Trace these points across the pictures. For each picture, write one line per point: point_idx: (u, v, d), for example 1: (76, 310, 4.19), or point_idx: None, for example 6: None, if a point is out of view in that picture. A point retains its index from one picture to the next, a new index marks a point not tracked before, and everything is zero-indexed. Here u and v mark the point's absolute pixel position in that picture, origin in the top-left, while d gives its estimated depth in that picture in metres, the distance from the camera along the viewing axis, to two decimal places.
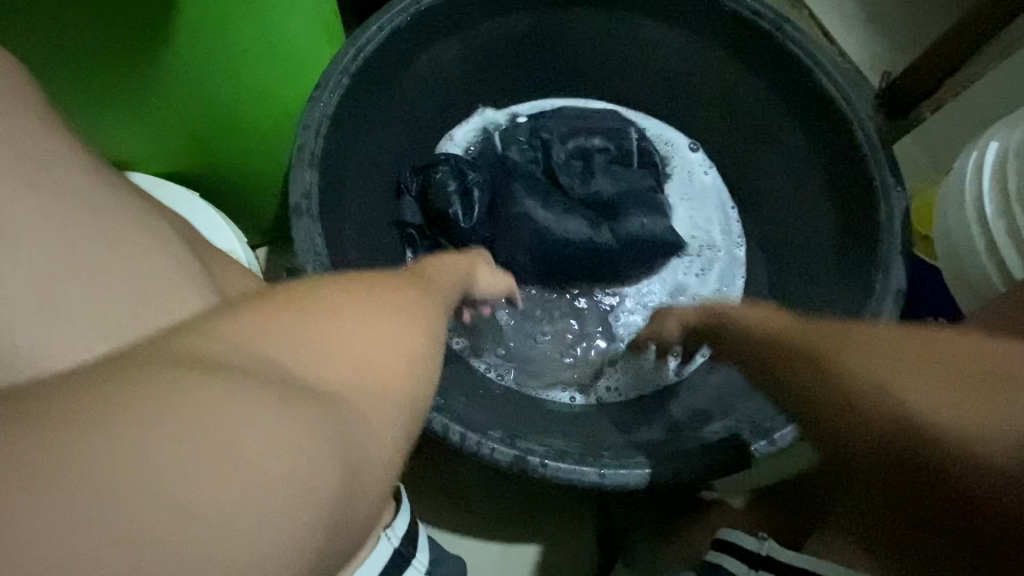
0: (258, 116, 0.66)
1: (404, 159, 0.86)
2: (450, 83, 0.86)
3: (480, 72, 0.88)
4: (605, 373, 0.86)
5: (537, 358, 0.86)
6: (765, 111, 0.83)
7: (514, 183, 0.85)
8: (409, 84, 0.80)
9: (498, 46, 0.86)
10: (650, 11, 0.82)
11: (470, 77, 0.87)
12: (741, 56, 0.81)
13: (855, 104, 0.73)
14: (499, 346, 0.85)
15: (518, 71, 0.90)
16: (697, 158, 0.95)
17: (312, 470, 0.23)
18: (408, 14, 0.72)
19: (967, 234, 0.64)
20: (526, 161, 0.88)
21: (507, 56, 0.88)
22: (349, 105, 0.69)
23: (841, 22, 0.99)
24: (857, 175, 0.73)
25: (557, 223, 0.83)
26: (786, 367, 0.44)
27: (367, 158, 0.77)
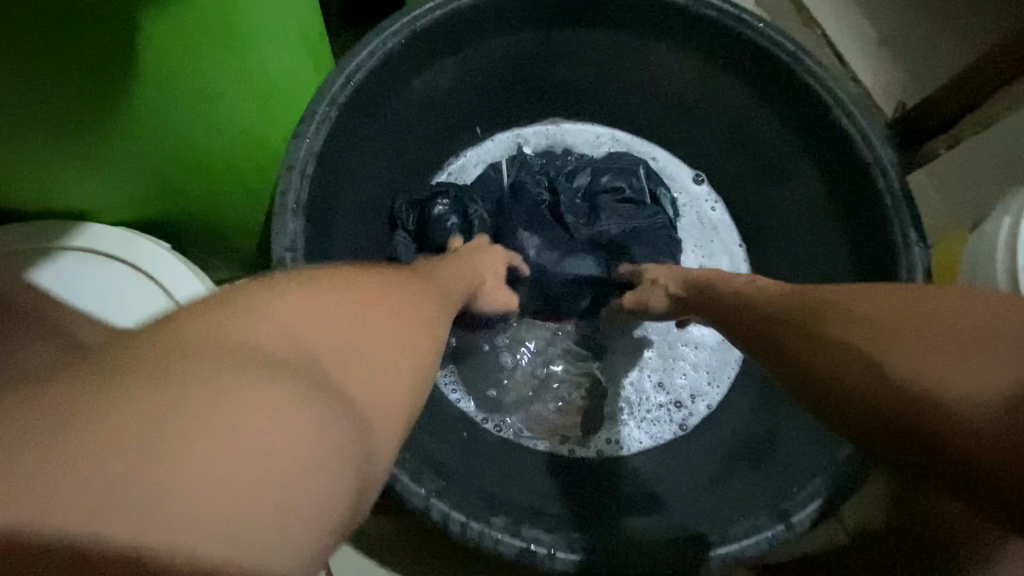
0: (233, 157, 0.58)
1: (399, 191, 0.82)
2: (448, 107, 0.81)
3: (479, 97, 0.82)
4: (609, 424, 0.80)
5: (535, 408, 0.81)
6: (783, 142, 0.77)
7: (515, 219, 0.80)
8: (403, 110, 0.75)
9: (498, 72, 0.80)
10: (662, 33, 0.76)
11: (469, 102, 0.82)
12: (758, 83, 0.75)
13: (877, 147, 0.67)
14: (492, 388, 0.81)
15: (521, 97, 0.85)
16: (702, 192, 0.90)
17: None
18: (400, 39, 0.67)
19: None
20: (531, 195, 0.82)
21: (509, 81, 0.82)
22: (336, 142, 0.65)
23: (856, 49, 0.98)
24: (880, 223, 0.67)
25: (558, 266, 0.78)
26: (826, 405, 0.40)
27: (359, 193, 0.74)
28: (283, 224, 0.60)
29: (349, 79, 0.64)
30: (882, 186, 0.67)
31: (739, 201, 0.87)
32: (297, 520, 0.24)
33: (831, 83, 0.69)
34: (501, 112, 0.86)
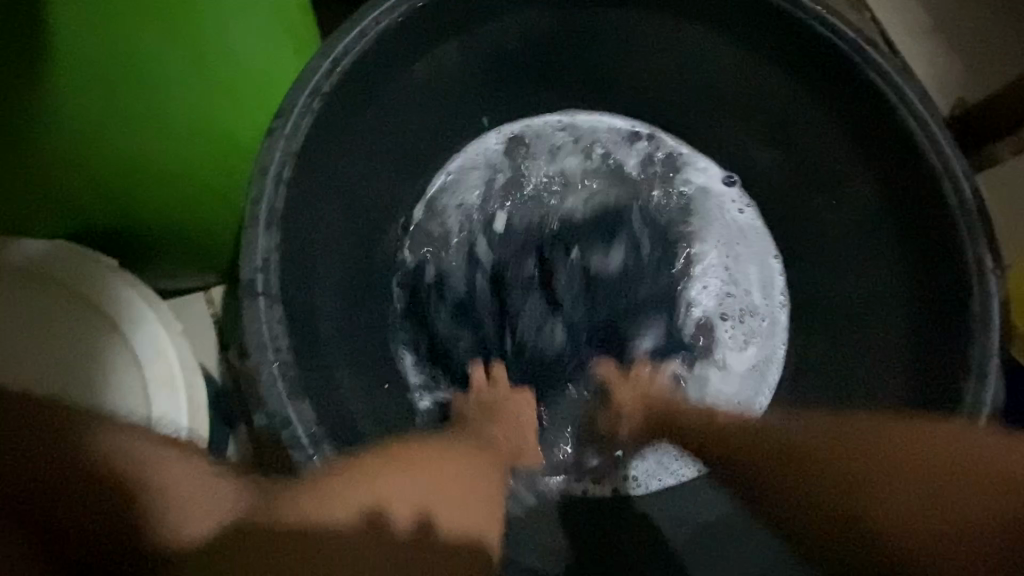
0: (186, 151, 0.53)
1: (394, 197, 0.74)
2: (449, 95, 0.70)
3: (485, 84, 0.72)
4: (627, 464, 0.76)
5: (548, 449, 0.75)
6: (830, 145, 0.67)
7: (516, 306, 0.76)
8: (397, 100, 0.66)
9: (506, 55, 0.70)
10: (696, 16, 0.65)
11: (471, 89, 0.71)
12: (805, 74, 0.65)
13: (947, 153, 0.57)
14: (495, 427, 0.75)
15: (535, 82, 0.75)
16: (731, 192, 0.80)
17: None
18: (399, 15, 0.57)
19: None
20: (526, 230, 0.78)
21: (518, 66, 0.72)
22: (318, 140, 0.56)
23: (913, 35, 0.87)
24: (945, 244, 0.59)
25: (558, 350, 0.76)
26: None
27: (347, 193, 0.65)
28: (258, 243, 0.53)
29: (338, 60, 0.55)
30: (955, 207, 0.57)
31: (778, 206, 0.76)
32: None
33: (898, 78, 0.59)
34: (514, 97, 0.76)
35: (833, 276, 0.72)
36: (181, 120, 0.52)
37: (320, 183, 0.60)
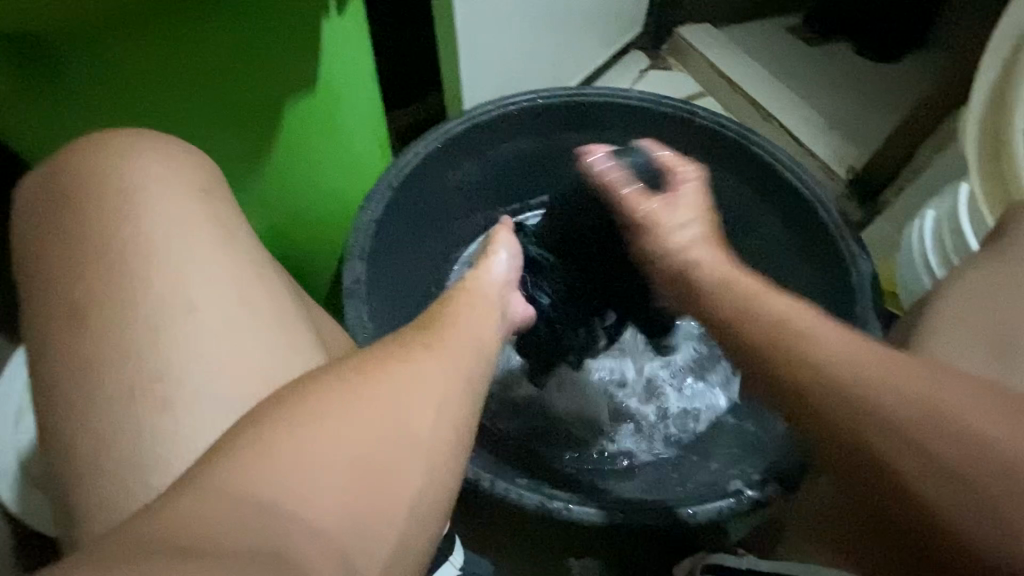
0: (322, 209, 0.75)
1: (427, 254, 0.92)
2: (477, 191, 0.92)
3: (498, 186, 0.93)
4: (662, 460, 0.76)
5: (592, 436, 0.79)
6: (749, 205, 0.86)
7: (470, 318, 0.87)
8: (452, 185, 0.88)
9: (510, 167, 0.92)
10: (635, 127, 0.87)
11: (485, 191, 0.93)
12: (718, 162, 0.86)
13: (814, 190, 0.78)
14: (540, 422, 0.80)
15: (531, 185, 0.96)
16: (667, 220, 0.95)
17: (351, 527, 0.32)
18: (437, 144, 0.80)
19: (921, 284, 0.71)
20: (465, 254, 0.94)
21: (518, 174, 0.93)
22: (393, 211, 0.78)
23: (809, 131, 1.13)
24: (827, 249, 0.77)
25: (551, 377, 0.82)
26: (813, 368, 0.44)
27: (405, 254, 0.85)
28: (353, 270, 0.71)
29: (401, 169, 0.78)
30: (832, 231, 0.76)
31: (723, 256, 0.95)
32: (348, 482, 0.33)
33: (788, 162, 0.80)
34: (517, 194, 0.96)
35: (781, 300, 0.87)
36: (327, 185, 0.73)
37: (391, 244, 0.80)
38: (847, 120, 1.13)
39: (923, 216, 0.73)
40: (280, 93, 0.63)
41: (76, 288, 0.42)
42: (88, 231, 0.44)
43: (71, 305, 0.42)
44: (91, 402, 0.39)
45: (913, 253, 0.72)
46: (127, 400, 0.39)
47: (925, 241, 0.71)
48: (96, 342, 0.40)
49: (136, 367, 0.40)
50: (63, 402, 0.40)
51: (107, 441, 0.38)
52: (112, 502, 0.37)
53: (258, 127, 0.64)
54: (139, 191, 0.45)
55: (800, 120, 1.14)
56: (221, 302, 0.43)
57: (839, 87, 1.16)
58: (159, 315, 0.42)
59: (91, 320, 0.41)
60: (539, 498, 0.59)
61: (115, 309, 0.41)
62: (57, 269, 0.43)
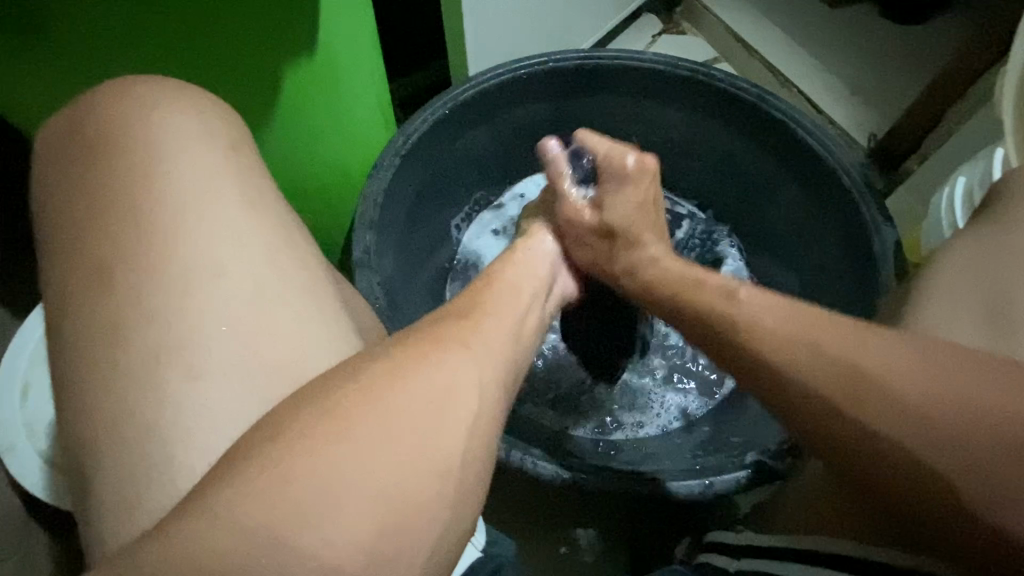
0: (329, 176, 0.72)
1: (434, 239, 0.88)
2: (486, 162, 0.89)
3: (506, 155, 0.90)
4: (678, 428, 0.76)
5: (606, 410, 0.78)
6: (768, 171, 0.83)
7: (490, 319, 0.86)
8: (457, 155, 0.84)
9: (521, 134, 0.88)
10: (651, 91, 0.83)
11: (494, 161, 0.90)
12: (739, 127, 0.82)
13: (839, 155, 0.74)
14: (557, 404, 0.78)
15: (542, 154, 0.93)
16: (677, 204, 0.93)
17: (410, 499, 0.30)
18: (445, 110, 0.77)
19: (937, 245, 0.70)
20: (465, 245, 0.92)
21: (528, 142, 0.90)
22: (401, 181, 0.76)
23: (829, 97, 1.08)
24: (849, 217, 0.74)
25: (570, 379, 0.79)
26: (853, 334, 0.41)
27: (415, 225, 0.83)
28: (359, 240, 0.69)
29: (410, 136, 0.75)
30: (856, 198, 0.72)
31: (739, 224, 0.92)
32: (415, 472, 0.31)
33: (814, 127, 0.76)
34: (527, 161, 0.93)
35: (794, 265, 0.85)
36: (334, 157, 0.71)
37: (400, 214, 0.78)
38: (871, 84, 1.07)
39: (952, 184, 0.70)
40: (277, 52, 0.58)
41: (86, 252, 0.40)
42: (77, 185, 0.42)
43: (79, 266, 0.40)
44: (105, 368, 0.37)
45: (941, 222, 0.70)
46: (145, 365, 0.37)
47: (955, 207, 0.68)
48: (108, 304, 0.38)
49: (150, 330, 0.38)
50: (77, 367, 0.38)
51: (123, 408, 0.36)
52: (131, 473, 0.35)
53: (257, 90, 0.61)
54: (142, 148, 0.43)
55: (820, 87, 1.09)
56: (234, 263, 0.41)
57: (863, 48, 1.10)
58: (169, 277, 0.39)
59: (93, 281, 0.39)
60: (555, 468, 0.58)
61: (128, 270, 0.39)
62: (64, 232, 0.41)
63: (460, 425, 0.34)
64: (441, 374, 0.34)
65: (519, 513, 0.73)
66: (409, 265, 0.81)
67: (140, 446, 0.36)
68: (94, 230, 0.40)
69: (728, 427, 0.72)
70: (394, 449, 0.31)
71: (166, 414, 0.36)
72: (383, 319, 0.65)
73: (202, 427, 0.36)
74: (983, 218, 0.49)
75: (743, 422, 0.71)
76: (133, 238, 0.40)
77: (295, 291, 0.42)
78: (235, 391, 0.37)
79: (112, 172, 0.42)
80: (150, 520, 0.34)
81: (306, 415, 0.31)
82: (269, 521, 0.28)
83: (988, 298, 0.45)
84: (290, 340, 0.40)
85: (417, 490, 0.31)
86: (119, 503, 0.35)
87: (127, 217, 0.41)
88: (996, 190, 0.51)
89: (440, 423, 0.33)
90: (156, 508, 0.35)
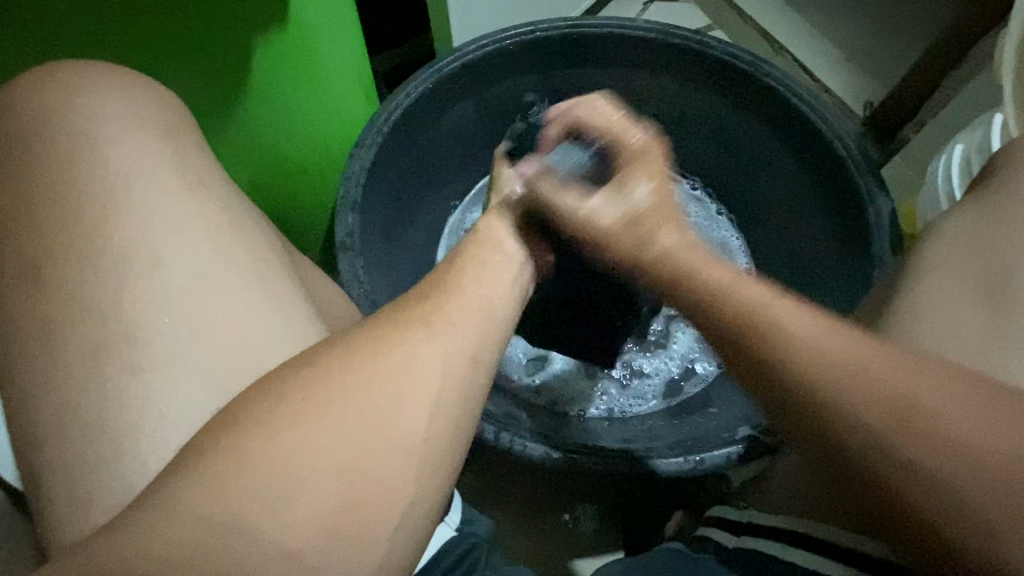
0: (306, 160, 0.69)
1: (424, 221, 0.86)
2: (475, 137, 0.86)
3: (493, 130, 0.87)
4: (667, 401, 0.76)
5: (590, 388, 0.77)
6: (759, 142, 0.81)
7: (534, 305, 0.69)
8: (445, 131, 0.81)
9: (509, 107, 0.85)
10: (643, 61, 0.81)
11: (482, 135, 0.86)
12: (733, 96, 0.79)
13: (834, 124, 0.72)
14: (545, 380, 0.77)
15: (531, 127, 0.89)
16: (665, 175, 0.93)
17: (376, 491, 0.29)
18: (429, 84, 0.74)
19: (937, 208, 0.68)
20: (450, 224, 0.90)
21: (517, 116, 0.87)
22: (384, 159, 0.73)
23: (824, 65, 1.05)
24: (845, 187, 0.72)
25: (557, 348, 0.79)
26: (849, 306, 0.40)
27: (403, 205, 0.81)
28: (343, 221, 0.67)
29: (392, 113, 0.72)
30: (851, 167, 0.71)
31: (730, 196, 0.90)
32: (388, 467, 0.30)
33: (810, 97, 0.74)
34: None
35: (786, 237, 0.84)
36: (311, 137, 0.67)
37: (385, 194, 0.76)
38: (869, 49, 1.04)
39: (950, 151, 0.69)
40: (247, 29, 0.56)
41: (45, 238, 0.38)
42: (31, 169, 0.39)
43: (21, 261, 0.37)
44: (58, 363, 0.35)
45: (938, 190, 0.68)
46: (106, 353, 0.36)
47: (953, 175, 0.67)
48: (57, 301, 0.37)
49: (101, 324, 0.36)
50: (34, 361, 0.36)
51: (73, 409, 0.35)
52: (87, 470, 0.34)
53: (226, 71, 0.58)
54: (96, 132, 0.41)
55: (816, 54, 1.06)
56: (189, 252, 0.39)
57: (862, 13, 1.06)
58: (119, 273, 0.38)
59: (54, 270, 0.37)
60: (545, 448, 0.57)
61: (77, 262, 0.37)
62: (11, 218, 0.38)
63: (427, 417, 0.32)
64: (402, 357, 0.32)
65: (511, 488, 0.73)
66: (394, 247, 0.79)
67: (105, 438, 0.34)
68: (55, 217, 0.38)
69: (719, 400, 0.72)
70: (353, 440, 0.29)
71: (115, 413, 0.35)
72: (358, 305, 0.63)
73: (159, 422, 0.35)
74: (981, 192, 0.48)
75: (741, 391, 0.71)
76: (97, 225, 0.38)
77: (254, 277, 0.40)
78: (192, 384, 0.36)
79: (72, 154, 0.40)
80: (106, 518, 0.33)
81: (276, 406, 0.30)
82: (228, 515, 0.27)
83: (983, 268, 0.44)
84: (246, 330, 0.38)
85: (388, 487, 0.29)
86: (74, 500, 0.34)
87: (86, 200, 0.39)
88: (993, 162, 0.50)
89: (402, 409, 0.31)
90: (108, 512, 0.33)
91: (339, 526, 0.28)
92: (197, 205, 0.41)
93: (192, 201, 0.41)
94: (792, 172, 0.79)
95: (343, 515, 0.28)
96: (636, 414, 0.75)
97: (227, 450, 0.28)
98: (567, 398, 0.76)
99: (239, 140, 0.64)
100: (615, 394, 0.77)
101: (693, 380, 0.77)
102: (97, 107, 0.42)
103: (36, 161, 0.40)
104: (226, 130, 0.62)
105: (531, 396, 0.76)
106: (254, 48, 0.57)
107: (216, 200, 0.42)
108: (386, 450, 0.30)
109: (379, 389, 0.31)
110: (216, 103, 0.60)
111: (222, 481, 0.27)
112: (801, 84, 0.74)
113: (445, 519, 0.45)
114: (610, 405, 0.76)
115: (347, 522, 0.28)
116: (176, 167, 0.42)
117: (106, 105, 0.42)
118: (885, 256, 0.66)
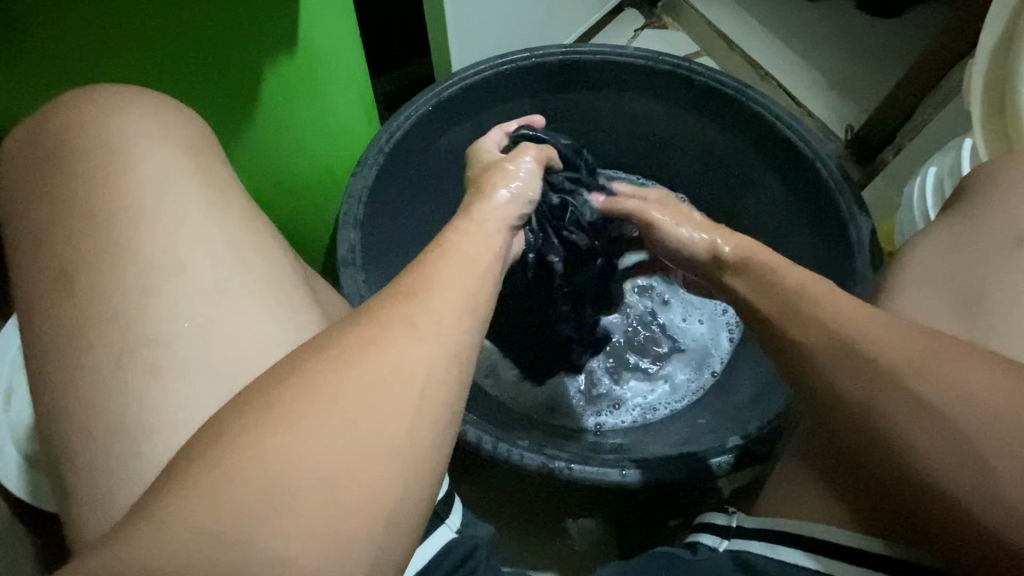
0: (310, 178, 0.71)
1: (423, 240, 0.88)
2: (473, 156, 0.89)
3: None
4: (661, 408, 0.78)
5: (584, 398, 0.78)
6: (746, 163, 0.85)
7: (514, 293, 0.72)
8: (443, 150, 0.84)
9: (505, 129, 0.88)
10: (634, 87, 0.84)
11: (481, 153, 0.89)
12: (719, 120, 0.83)
13: (815, 147, 0.76)
14: (538, 390, 0.79)
15: None
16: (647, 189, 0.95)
17: (381, 492, 0.30)
18: (427, 107, 0.77)
19: (913, 226, 0.72)
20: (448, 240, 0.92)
21: None
22: (385, 178, 0.75)
23: (807, 89, 1.10)
24: (826, 206, 0.75)
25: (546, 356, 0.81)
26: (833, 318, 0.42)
27: (402, 221, 0.83)
28: (346, 237, 0.69)
29: (393, 134, 0.75)
30: (832, 188, 0.74)
31: (717, 215, 0.93)
32: (395, 469, 0.31)
33: (792, 122, 0.78)
34: None
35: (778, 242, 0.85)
36: (315, 157, 0.70)
37: (386, 211, 0.78)
38: (849, 76, 1.09)
39: (924, 173, 0.72)
40: (256, 55, 0.58)
41: (66, 250, 0.39)
42: (54, 185, 0.41)
43: (44, 273, 0.39)
44: (80, 368, 0.37)
45: (914, 210, 0.72)
46: (121, 360, 0.37)
47: (927, 196, 0.70)
48: (76, 310, 0.38)
49: (125, 329, 0.38)
50: (54, 368, 0.37)
51: (90, 413, 0.36)
52: (107, 470, 0.35)
53: (237, 92, 0.60)
54: (114, 150, 0.42)
55: (800, 80, 1.11)
56: (204, 263, 0.41)
57: (840, 43, 1.11)
58: (135, 284, 0.39)
59: (74, 280, 0.39)
60: (541, 458, 0.59)
61: (104, 270, 0.39)
62: (38, 233, 0.40)
63: (431, 429, 0.33)
64: (407, 365, 0.34)
65: (507, 498, 0.74)
66: (390, 260, 0.80)
67: (121, 442, 0.36)
68: (76, 230, 0.40)
69: (713, 408, 0.74)
70: (364, 444, 0.31)
71: (128, 419, 0.36)
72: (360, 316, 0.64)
73: (174, 427, 0.36)
74: (952, 211, 0.51)
75: (737, 399, 0.73)
76: (113, 238, 0.40)
77: (271, 286, 0.42)
78: (210, 386, 0.37)
79: (92, 171, 0.41)
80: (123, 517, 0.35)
81: (289, 411, 0.31)
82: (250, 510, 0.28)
83: (952, 283, 0.47)
84: (257, 338, 0.39)
85: (396, 488, 0.31)
86: (96, 498, 0.35)
87: (104, 214, 0.40)
88: (963, 183, 0.53)
89: (413, 406, 0.33)
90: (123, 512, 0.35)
91: (352, 522, 0.29)
92: (210, 218, 0.43)
93: (207, 215, 0.43)
94: (775, 189, 0.83)
95: (356, 513, 0.30)
96: (633, 424, 0.76)
97: (250, 445, 0.30)
98: (562, 407, 0.78)
99: (245, 160, 0.66)
100: (611, 405, 0.78)
101: (688, 388, 0.79)
102: (115, 124, 0.44)
103: (60, 176, 0.41)
104: (233, 149, 0.64)
105: (526, 407, 0.77)
106: (263, 73, 0.60)
107: (235, 213, 0.44)
108: (393, 451, 0.31)
109: (388, 390, 0.33)
110: (224, 125, 0.62)
111: (239, 483, 0.29)
112: (782, 109, 0.78)
113: (446, 520, 0.46)
114: (605, 415, 0.77)
115: (359, 517, 0.30)
116: (189, 181, 0.44)
117: (124, 123, 0.44)
118: (865, 269, 0.69)
